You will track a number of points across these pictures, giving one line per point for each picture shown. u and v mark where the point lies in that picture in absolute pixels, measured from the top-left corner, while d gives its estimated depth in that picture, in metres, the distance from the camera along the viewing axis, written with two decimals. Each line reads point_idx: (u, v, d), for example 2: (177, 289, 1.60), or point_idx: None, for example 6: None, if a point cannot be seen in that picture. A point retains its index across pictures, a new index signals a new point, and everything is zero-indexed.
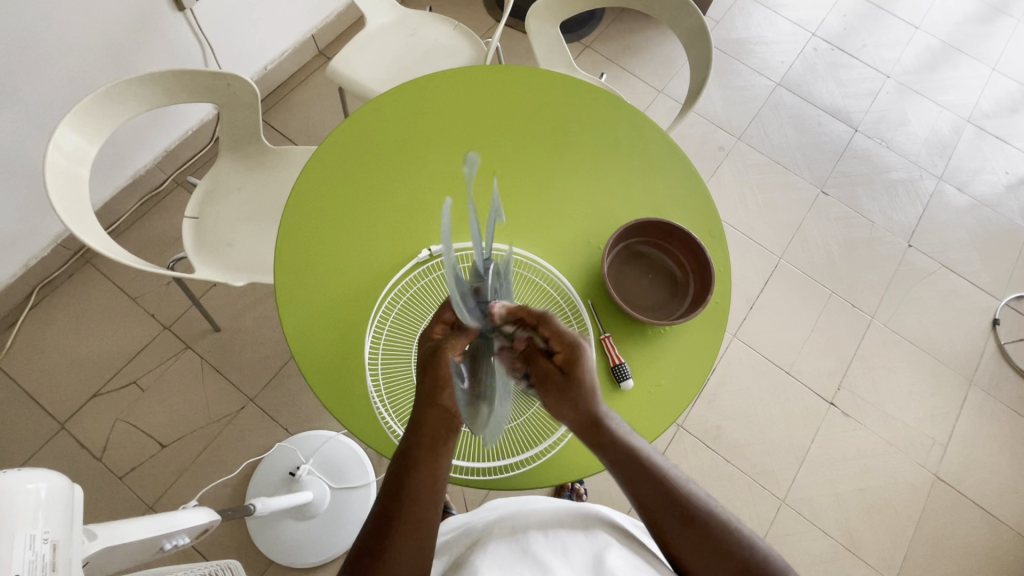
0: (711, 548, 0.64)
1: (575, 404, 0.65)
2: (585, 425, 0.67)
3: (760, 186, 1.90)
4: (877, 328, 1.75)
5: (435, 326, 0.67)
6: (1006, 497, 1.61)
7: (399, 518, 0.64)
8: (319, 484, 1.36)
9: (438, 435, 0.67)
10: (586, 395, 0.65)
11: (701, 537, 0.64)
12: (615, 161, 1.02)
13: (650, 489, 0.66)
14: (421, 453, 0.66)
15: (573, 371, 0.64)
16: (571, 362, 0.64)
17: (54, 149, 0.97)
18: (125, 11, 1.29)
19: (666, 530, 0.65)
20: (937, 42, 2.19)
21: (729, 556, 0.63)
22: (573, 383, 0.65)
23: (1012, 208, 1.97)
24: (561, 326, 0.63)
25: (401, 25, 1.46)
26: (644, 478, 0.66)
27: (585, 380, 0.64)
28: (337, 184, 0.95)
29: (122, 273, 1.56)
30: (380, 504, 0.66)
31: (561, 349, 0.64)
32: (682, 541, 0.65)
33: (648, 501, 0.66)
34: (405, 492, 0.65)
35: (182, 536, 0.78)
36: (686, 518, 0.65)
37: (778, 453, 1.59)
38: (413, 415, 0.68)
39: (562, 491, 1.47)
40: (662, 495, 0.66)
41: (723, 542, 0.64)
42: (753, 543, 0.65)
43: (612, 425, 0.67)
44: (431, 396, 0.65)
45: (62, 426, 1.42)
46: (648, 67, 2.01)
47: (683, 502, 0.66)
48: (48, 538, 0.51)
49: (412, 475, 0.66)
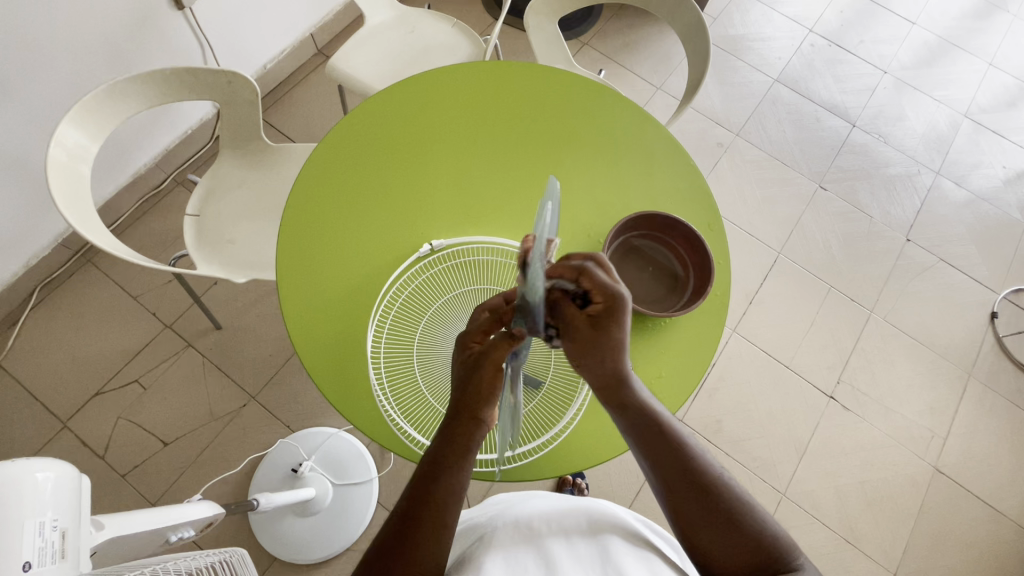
0: (723, 521, 0.64)
1: (601, 360, 0.66)
2: (607, 384, 0.69)
3: (758, 181, 1.90)
4: (876, 321, 1.76)
5: (473, 334, 0.69)
6: (1006, 489, 1.61)
7: (423, 522, 0.64)
8: (322, 480, 1.37)
9: (469, 446, 0.69)
10: (614, 353, 0.66)
11: (714, 510, 0.65)
12: (613, 154, 1.02)
13: (666, 454, 0.67)
14: (450, 459, 0.68)
15: (607, 324, 0.64)
16: (608, 314, 0.63)
17: (56, 146, 0.97)
18: (124, 9, 1.30)
19: (679, 498, 0.66)
20: (933, 37, 2.20)
21: (740, 530, 0.64)
22: (603, 335, 0.64)
23: (1010, 202, 1.98)
24: (602, 277, 0.63)
25: (400, 22, 1.47)
26: (661, 442, 0.68)
27: (616, 333, 0.65)
28: (336, 182, 0.95)
29: (123, 272, 1.57)
30: (403, 506, 0.66)
31: (597, 301, 0.63)
32: (694, 512, 0.65)
33: (663, 467, 0.67)
34: (431, 498, 0.66)
35: (187, 528, 0.78)
36: (700, 487, 0.66)
37: (779, 447, 1.60)
38: (446, 423, 0.70)
39: (563, 485, 1.47)
40: (677, 465, 0.67)
41: (735, 515, 0.65)
42: (763, 520, 0.66)
43: (634, 385, 0.69)
44: (471, 409, 0.68)
45: (64, 424, 1.42)
46: (646, 64, 2.01)
47: (697, 473, 0.67)
48: (58, 525, 0.51)
49: (439, 481, 0.67)
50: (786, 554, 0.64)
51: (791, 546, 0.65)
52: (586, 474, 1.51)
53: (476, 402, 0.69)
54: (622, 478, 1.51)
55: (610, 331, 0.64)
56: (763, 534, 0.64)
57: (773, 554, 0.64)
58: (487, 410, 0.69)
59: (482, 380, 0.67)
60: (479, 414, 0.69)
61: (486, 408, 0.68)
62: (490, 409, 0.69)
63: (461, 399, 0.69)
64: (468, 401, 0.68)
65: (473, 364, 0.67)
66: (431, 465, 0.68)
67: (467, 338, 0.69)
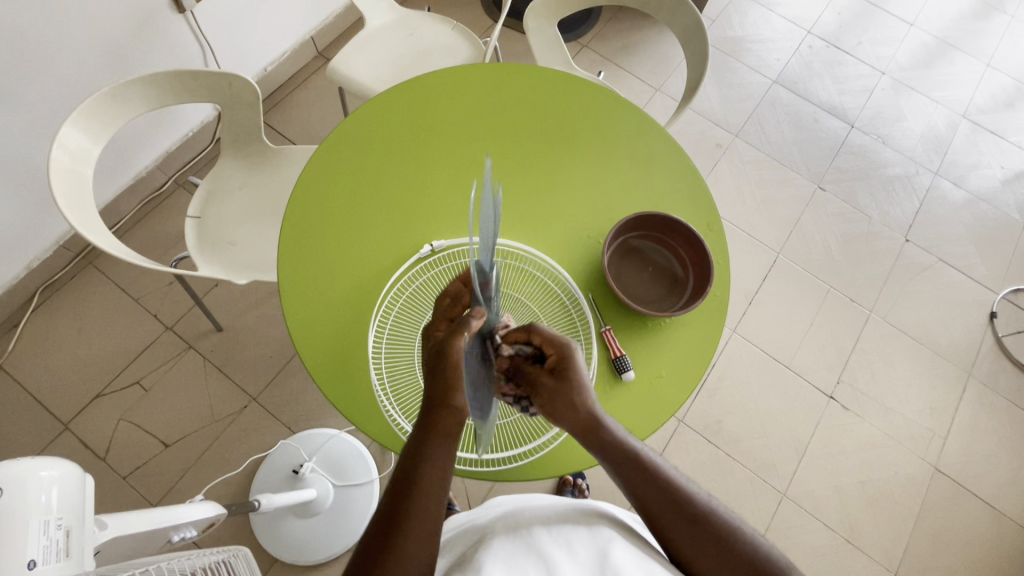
0: (713, 544, 0.65)
1: (570, 406, 0.68)
2: (583, 428, 0.69)
3: (758, 182, 1.91)
4: (875, 322, 1.76)
5: (436, 324, 0.73)
6: (1006, 489, 1.62)
7: (407, 514, 0.64)
8: (323, 482, 1.37)
9: (448, 433, 0.68)
10: (581, 397, 0.68)
11: (704, 535, 0.65)
12: (613, 156, 1.03)
13: (652, 490, 0.67)
14: (430, 447, 0.68)
15: (564, 372, 0.68)
16: (561, 364, 0.68)
17: (58, 149, 0.98)
18: (126, 12, 1.30)
19: (667, 528, 0.66)
20: (931, 38, 2.21)
21: (732, 552, 0.64)
22: (567, 383, 0.67)
23: (1009, 202, 1.98)
24: (550, 331, 0.69)
25: (400, 25, 1.47)
26: (644, 476, 0.68)
27: (578, 380, 0.68)
28: (337, 184, 0.95)
29: (124, 274, 1.57)
30: (387, 499, 0.66)
31: (551, 355, 0.68)
32: (685, 541, 0.66)
33: (648, 501, 0.67)
34: (413, 488, 0.66)
35: (189, 528, 0.79)
36: (688, 516, 0.66)
37: (779, 447, 1.60)
38: (422, 412, 0.69)
39: (564, 486, 1.48)
40: (663, 496, 0.67)
41: (727, 539, 0.65)
42: (752, 538, 0.66)
43: (609, 425, 0.69)
44: (443, 396, 0.68)
45: (65, 426, 1.43)
46: (645, 66, 2.02)
47: (683, 501, 0.67)
48: (62, 524, 0.52)
49: (420, 471, 0.67)
50: (781, 572, 0.64)
51: (786, 562, 0.65)
52: (586, 475, 1.51)
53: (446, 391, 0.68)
54: None
55: (571, 378, 0.67)
56: (755, 552, 0.65)
57: (768, 573, 0.64)
58: (458, 396, 0.68)
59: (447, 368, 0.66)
60: (450, 402, 0.68)
61: (455, 394, 0.67)
62: (460, 395, 0.68)
63: (432, 389, 0.68)
64: (439, 389, 0.68)
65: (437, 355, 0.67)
66: (411, 456, 0.68)
67: (432, 329, 0.73)
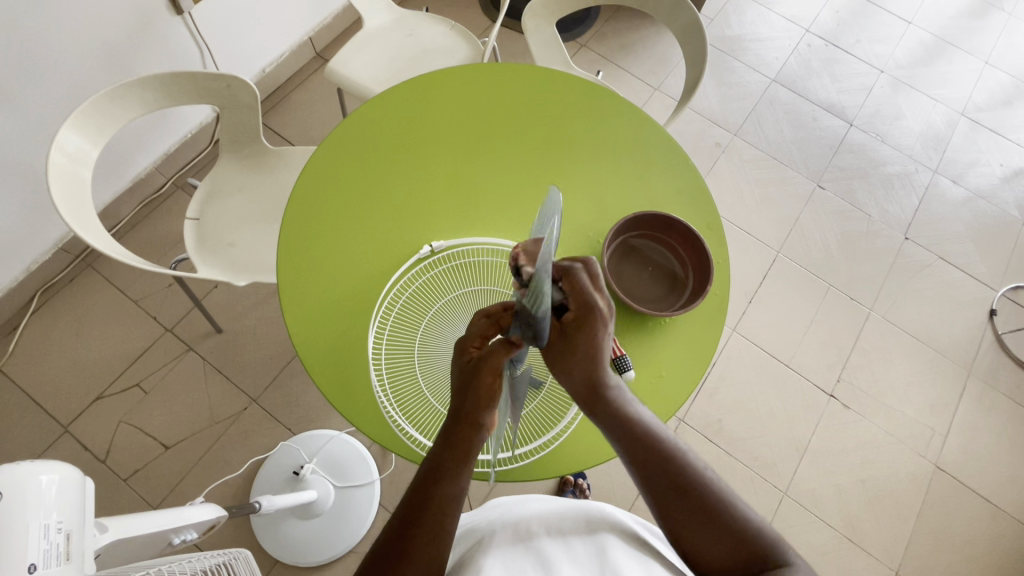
0: (706, 518, 0.63)
1: (571, 369, 0.68)
2: (583, 390, 0.69)
3: (757, 180, 1.91)
4: (875, 319, 1.76)
5: (472, 339, 0.69)
6: (1006, 485, 1.62)
7: (422, 529, 0.64)
8: (323, 483, 1.37)
9: (470, 448, 0.68)
10: (587, 359, 0.67)
11: (697, 507, 0.64)
12: (612, 155, 1.03)
13: (651, 458, 0.66)
14: (452, 463, 0.67)
15: (574, 333, 0.67)
16: (581, 321, 0.66)
17: (57, 151, 0.98)
18: (124, 13, 1.30)
19: (661, 501, 0.65)
20: (929, 36, 2.21)
21: (723, 525, 0.63)
22: (577, 341, 0.67)
23: (1008, 200, 1.98)
24: (583, 281, 0.66)
25: (399, 25, 1.47)
26: (643, 445, 0.67)
27: (590, 341, 0.66)
28: (337, 185, 0.95)
29: (124, 276, 1.57)
30: (403, 510, 0.66)
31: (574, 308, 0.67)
32: (678, 511, 0.64)
33: (646, 468, 0.66)
34: (431, 501, 0.65)
35: (190, 530, 0.79)
36: (682, 488, 0.65)
37: (779, 445, 1.60)
38: (445, 428, 0.69)
39: (565, 486, 1.48)
40: (660, 464, 0.66)
41: (718, 512, 0.64)
42: (745, 514, 0.64)
43: (610, 387, 0.69)
44: (472, 416, 0.67)
45: (65, 429, 1.43)
46: (644, 65, 2.02)
47: (678, 472, 0.66)
48: (62, 527, 0.52)
49: (439, 485, 0.66)
50: (772, 551, 0.62)
51: (777, 541, 0.63)
52: (587, 476, 1.51)
53: (476, 407, 0.68)
54: (623, 478, 1.51)
55: (581, 339, 0.66)
56: (745, 529, 0.63)
57: (758, 550, 0.62)
58: (487, 415, 0.68)
59: (478, 389, 0.66)
60: (477, 420, 0.68)
61: (484, 413, 0.67)
62: (490, 414, 0.68)
63: (461, 404, 0.68)
64: (468, 407, 0.67)
65: (470, 369, 0.67)
66: (431, 469, 0.67)
67: (465, 343, 0.69)
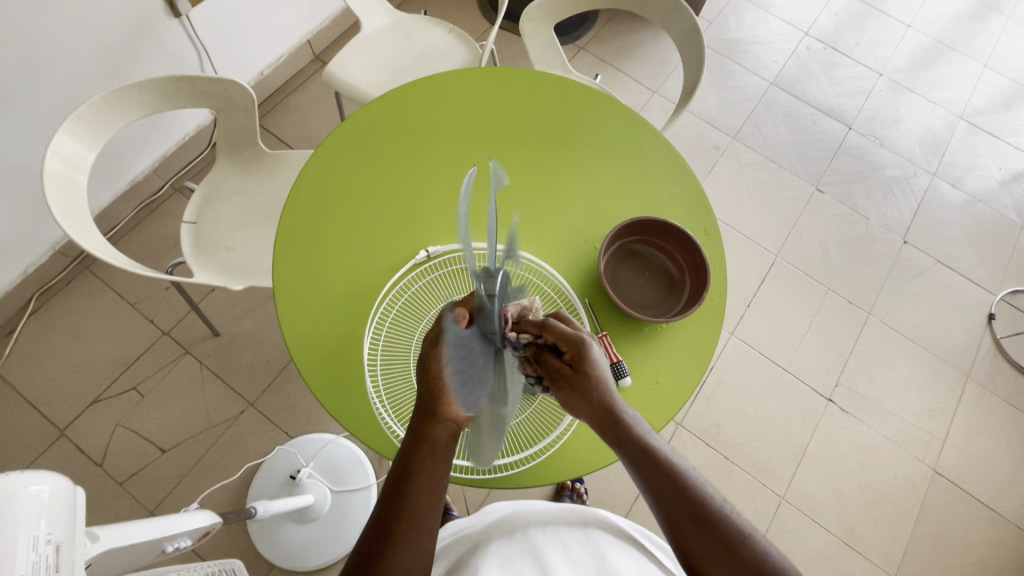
0: (726, 554, 0.61)
1: (589, 397, 0.67)
2: (602, 419, 0.68)
3: (755, 184, 1.91)
4: (874, 324, 1.76)
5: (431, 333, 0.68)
6: (1004, 491, 1.61)
7: (399, 525, 0.63)
8: (319, 488, 1.36)
9: (435, 442, 0.66)
10: (599, 389, 0.67)
11: (716, 540, 0.62)
12: (611, 162, 1.02)
13: (669, 489, 0.64)
14: (421, 459, 0.66)
15: (582, 367, 0.66)
16: (579, 358, 0.67)
17: (52, 156, 0.97)
18: (121, 16, 1.30)
19: (681, 532, 0.63)
20: (928, 39, 2.21)
21: (742, 558, 0.60)
22: (585, 377, 0.66)
23: (1007, 203, 1.98)
24: (563, 329, 0.67)
25: (396, 28, 1.47)
26: (661, 477, 0.65)
27: (595, 374, 0.66)
28: (334, 188, 0.95)
29: (121, 279, 1.57)
30: (380, 511, 0.65)
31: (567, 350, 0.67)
32: (698, 544, 0.62)
33: (665, 500, 0.64)
34: (404, 499, 0.64)
35: (184, 538, 0.78)
36: (702, 520, 0.62)
37: (777, 450, 1.60)
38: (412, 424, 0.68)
39: (562, 491, 1.47)
40: (679, 495, 0.64)
41: (739, 545, 0.61)
42: (765, 548, 0.62)
43: (628, 419, 0.67)
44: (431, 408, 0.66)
45: (62, 432, 1.42)
46: (643, 68, 2.02)
47: (696, 502, 0.64)
48: (52, 539, 0.51)
49: (410, 481, 0.65)
50: None
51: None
52: (585, 480, 1.50)
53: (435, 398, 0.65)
54: (621, 482, 1.51)
55: (588, 373, 0.66)
56: (762, 560, 0.61)
57: None
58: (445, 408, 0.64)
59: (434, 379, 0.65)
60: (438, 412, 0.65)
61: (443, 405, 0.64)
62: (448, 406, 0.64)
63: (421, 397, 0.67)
64: (426, 400, 0.66)
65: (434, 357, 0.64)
66: (401, 466, 0.66)
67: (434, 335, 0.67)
